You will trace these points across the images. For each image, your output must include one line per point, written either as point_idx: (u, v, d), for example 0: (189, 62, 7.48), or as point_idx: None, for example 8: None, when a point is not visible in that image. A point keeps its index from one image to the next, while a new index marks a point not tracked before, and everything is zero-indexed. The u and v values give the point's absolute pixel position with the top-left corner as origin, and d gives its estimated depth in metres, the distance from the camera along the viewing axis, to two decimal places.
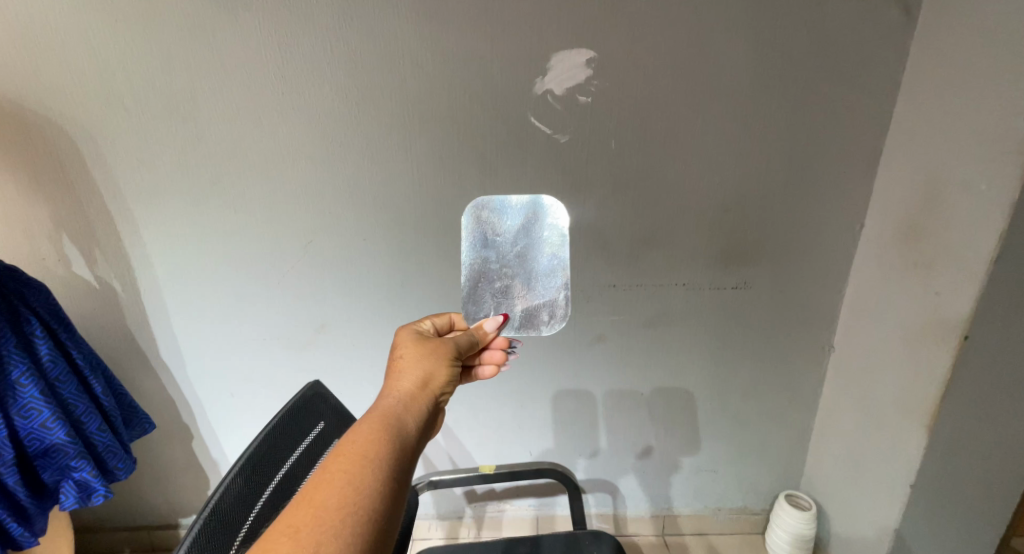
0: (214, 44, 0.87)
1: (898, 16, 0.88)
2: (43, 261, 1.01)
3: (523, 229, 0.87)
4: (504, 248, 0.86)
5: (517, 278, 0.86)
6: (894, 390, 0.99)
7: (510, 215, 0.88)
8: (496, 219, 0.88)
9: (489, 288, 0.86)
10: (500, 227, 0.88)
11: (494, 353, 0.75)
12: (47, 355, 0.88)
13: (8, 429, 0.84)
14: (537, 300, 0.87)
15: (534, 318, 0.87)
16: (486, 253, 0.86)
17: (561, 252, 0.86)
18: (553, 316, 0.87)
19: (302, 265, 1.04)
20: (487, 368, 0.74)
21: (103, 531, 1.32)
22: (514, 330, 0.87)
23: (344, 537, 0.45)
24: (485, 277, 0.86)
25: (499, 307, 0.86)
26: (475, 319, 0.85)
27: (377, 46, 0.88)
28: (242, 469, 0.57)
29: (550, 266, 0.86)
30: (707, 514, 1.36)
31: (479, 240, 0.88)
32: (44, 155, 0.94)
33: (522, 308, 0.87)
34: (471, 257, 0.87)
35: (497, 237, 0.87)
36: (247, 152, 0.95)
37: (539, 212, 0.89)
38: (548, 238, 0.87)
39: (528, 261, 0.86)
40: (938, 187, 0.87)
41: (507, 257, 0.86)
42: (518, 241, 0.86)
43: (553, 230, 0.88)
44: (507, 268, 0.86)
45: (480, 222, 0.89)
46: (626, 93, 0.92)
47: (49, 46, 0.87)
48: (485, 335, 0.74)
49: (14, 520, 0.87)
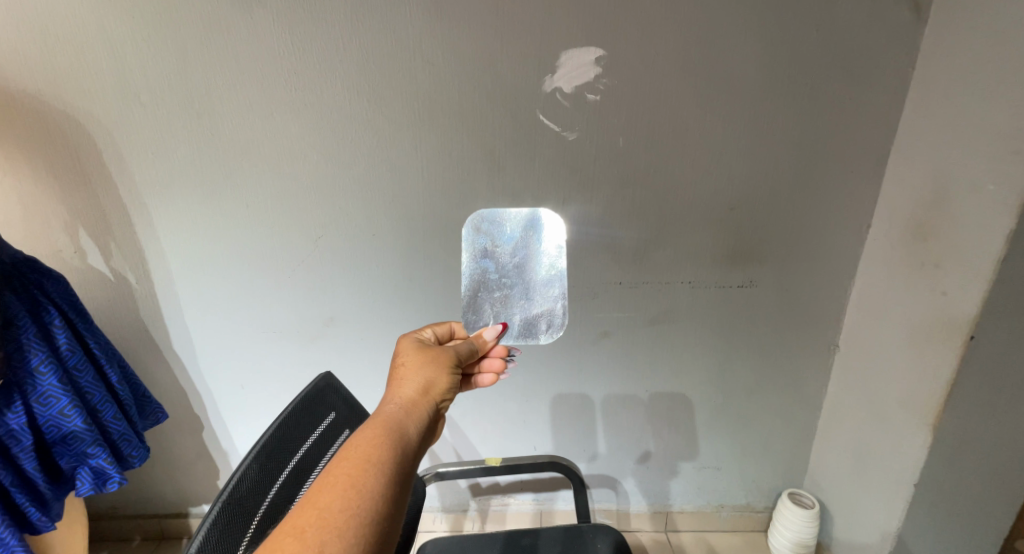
0: (229, 40, 0.89)
1: (908, 16, 0.88)
2: (59, 253, 1.03)
3: (521, 240, 0.92)
4: (503, 259, 0.89)
5: (516, 288, 0.87)
6: (899, 389, 0.99)
7: (510, 227, 0.94)
8: (496, 230, 0.94)
9: (488, 298, 0.87)
10: (500, 238, 0.93)
11: (494, 361, 0.75)
12: (65, 344, 0.90)
13: (28, 415, 0.86)
14: (536, 309, 0.89)
15: (533, 328, 0.89)
16: (484, 264, 0.89)
17: (559, 264, 0.91)
18: (551, 325, 0.90)
19: (312, 259, 1.06)
20: (487, 376, 0.74)
21: (115, 518, 1.35)
22: (513, 339, 0.88)
23: (347, 539, 0.46)
24: (484, 287, 0.88)
25: (498, 317, 0.87)
26: (474, 328, 0.87)
27: (389, 44, 0.89)
28: (256, 457, 0.58)
29: (548, 276, 0.90)
30: (709, 511, 1.37)
31: (480, 251, 0.92)
32: (61, 149, 0.96)
33: (521, 318, 0.88)
34: (470, 268, 0.89)
35: (497, 249, 0.91)
36: (259, 147, 0.96)
37: (536, 227, 0.95)
38: (546, 250, 0.92)
39: (527, 271, 0.88)
40: (946, 187, 0.87)
41: (505, 268, 0.88)
42: (516, 252, 0.89)
43: (550, 243, 0.93)
44: (506, 279, 0.87)
45: (482, 232, 0.95)
46: (635, 91, 0.92)
47: (68, 41, 0.89)
48: (485, 343, 0.76)
49: (33, 505, 0.89)
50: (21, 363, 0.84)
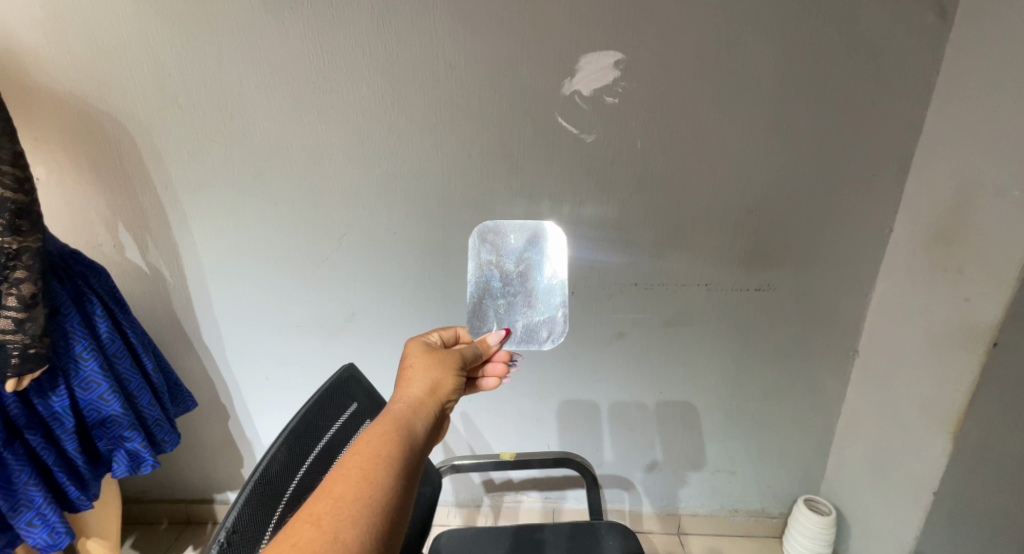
0: (261, 44, 0.93)
1: (933, 19, 0.87)
2: (100, 247, 1.09)
3: (524, 250, 0.92)
4: (507, 267, 0.90)
5: (519, 297, 0.88)
6: (920, 395, 0.98)
7: (514, 239, 0.95)
8: (500, 241, 0.95)
9: (493, 305, 0.88)
10: (504, 249, 0.94)
11: (496, 365, 0.75)
12: (105, 331, 0.95)
13: (70, 399, 0.92)
14: (538, 316, 0.89)
15: (535, 334, 0.90)
16: (489, 273, 0.90)
17: (560, 274, 0.91)
18: (552, 333, 0.90)
19: (335, 255, 1.09)
20: (489, 380, 0.75)
21: (145, 502, 1.41)
22: (515, 345, 0.89)
23: (361, 526, 0.49)
24: (489, 294, 0.89)
25: (501, 322, 0.88)
26: (477, 334, 0.88)
27: (413, 47, 0.92)
28: (284, 441, 0.61)
29: (550, 285, 0.90)
30: (723, 515, 1.36)
31: (485, 261, 0.93)
32: (103, 148, 1.01)
33: (524, 324, 0.89)
34: (475, 277, 0.91)
35: (502, 259, 0.92)
36: (287, 148, 1.00)
37: (539, 241, 0.94)
38: (549, 259, 0.92)
39: (529, 279, 0.89)
40: (971, 193, 0.86)
41: (509, 277, 0.89)
42: (520, 261, 0.91)
43: (553, 255, 0.93)
44: (510, 288, 0.88)
45: (486, 243, 0.96)
46: (653, 94, 0.94)
47: (112, 48, 0.94)
48: (488, 348, 0.76)
49: (72, 484, 0.95)
50: (65, 349, 0.89)
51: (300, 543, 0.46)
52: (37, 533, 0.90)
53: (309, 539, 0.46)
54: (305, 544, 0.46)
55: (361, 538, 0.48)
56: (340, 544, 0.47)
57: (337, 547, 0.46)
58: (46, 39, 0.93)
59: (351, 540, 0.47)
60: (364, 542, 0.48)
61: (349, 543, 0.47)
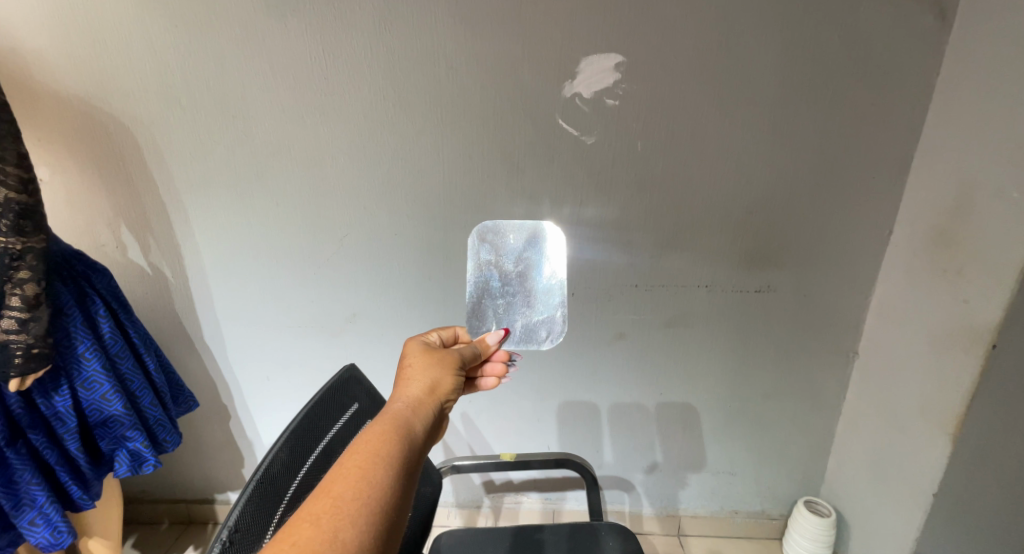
0: (264, 46, 0.93)
1: (932, 21, 0.88)
2: (102, 247, 1.10)
3: (524, 250, 0.93)
4: (506, 267, 0.91)
5: (518, 297, 0.89)
6: (920, 396, 0.98)
7: (513, 239, 0.96)
8: (500, 242, 0.96)
9: (492, 305, 0.88)
10: (504, 249, 0.95)
11: (495, 365, 0.76)
12: (108, 331, 0.95)
13: (73, 399, 0.92)
14: (537, 316, 0.90)
15: (534, 334, 0.91)
16: (488, 272, 0.91)
17: (560, 273, 0.92)
18: (551, 333, 0.92)
19: (337, 256, 1.09)
20: (488, 379, 0.76)
21: (147, 502, 1.41)
22: (514, 344, 0.90)
23: (360, 525, 0.49)
24: (488, 294, 0.89)
25: (500, 322, 0.88)
26: (477, 334, 0.88)
27: (414, 48, 0.92)
28: (286, 441, 0.62)
29: (549, 285, 0.91)
30: (723, 516, 1.36)
31: (484, 261, 0.93)
32: (106, 148, 1.01)
33: (523, 324, 0.89)
34: (475, 276, 0.91)
35: (502, 259, 0.93)
36: (289, 149, 1.00)
37: (539, 240, 0.95)
38: (548, 259, 0.93)
39: (528, 279, 0.89)
40: (970, 195, 0.86)
41: (508, 277, 0.89)
42: (519, 261, 0.91)
43: (552, 255, 0.94)
44: (509, 288, 0.89)
45: (486, 242, 0.97)
46: (653, 96, 0.94)
47: (116, 49, 0.94)
48: (487, 348, 0.77)
49: (75, 484, 0.95)
50: (68, 349, 0.90)
51: (299, 542, 0.46)
52: (39, 532, 0.90)
53: (308, 538, 0.46)
54: (304, 544, 0.46)
55: (360, 537, 0.48)
56: (339, 543, 0.47)
57: (336, 546, 0.47)
58: (50, 40, 0.94)
59: (350, 539, 0.48)
60: (363, 541, 0.48)
61: (348, 542, 0.47)
